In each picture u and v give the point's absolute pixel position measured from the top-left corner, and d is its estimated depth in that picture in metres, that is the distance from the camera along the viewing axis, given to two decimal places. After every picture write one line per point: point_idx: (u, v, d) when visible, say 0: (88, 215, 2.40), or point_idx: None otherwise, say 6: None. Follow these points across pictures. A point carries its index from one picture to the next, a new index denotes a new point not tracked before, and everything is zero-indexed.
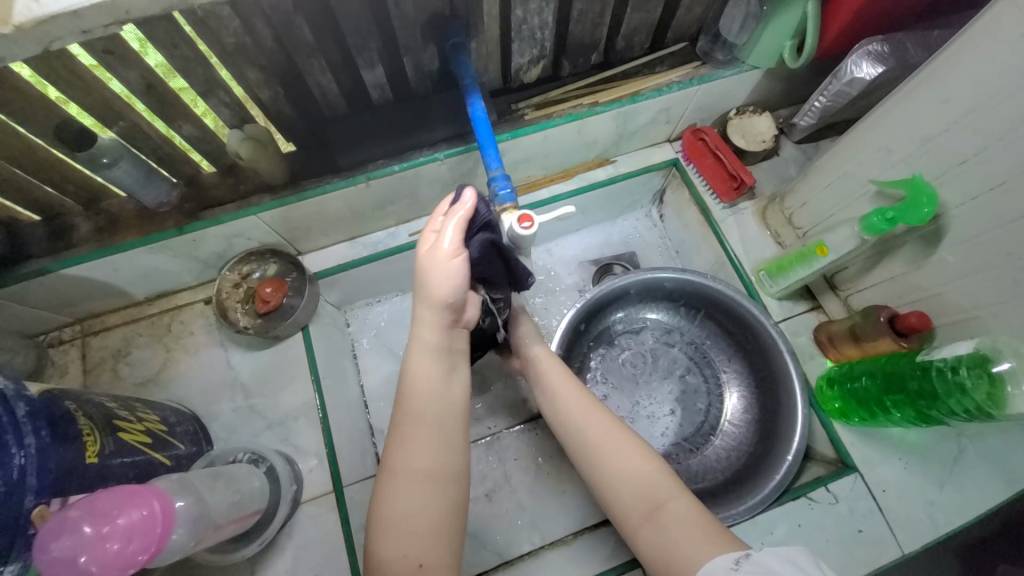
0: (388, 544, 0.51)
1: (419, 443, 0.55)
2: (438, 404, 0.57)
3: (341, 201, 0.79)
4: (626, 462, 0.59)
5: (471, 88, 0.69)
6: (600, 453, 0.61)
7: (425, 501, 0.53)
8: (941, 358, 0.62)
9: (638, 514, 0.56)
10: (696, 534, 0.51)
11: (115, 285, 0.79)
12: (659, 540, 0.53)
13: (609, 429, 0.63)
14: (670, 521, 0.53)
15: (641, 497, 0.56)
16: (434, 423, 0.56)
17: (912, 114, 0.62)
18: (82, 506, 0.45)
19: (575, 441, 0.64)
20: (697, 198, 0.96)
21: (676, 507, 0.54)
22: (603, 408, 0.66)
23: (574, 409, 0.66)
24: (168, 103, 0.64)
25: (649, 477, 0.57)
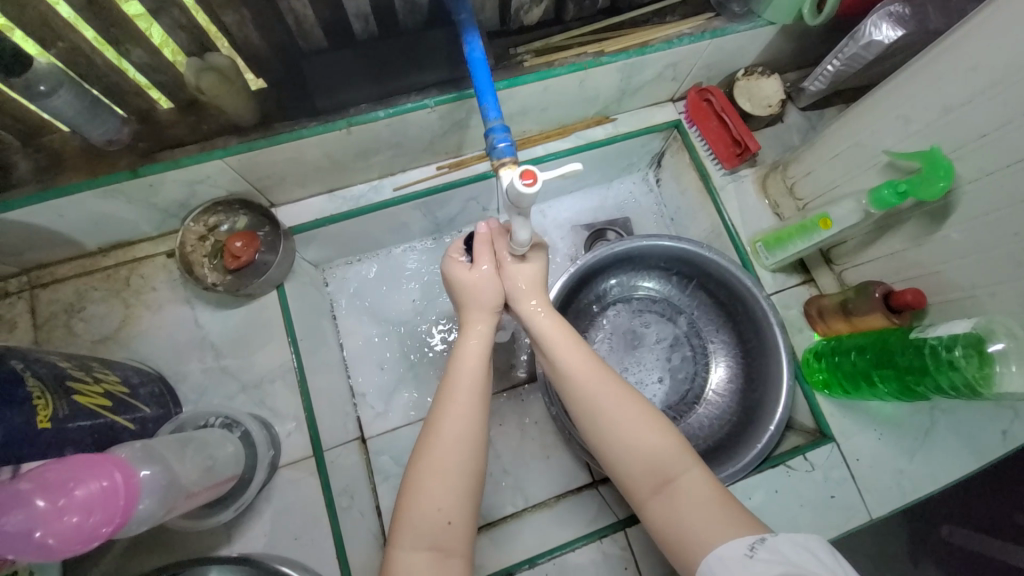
0: (420, 501, 0.53)
1: (461, 407, 0.58)
2: (478, 381, 0.61)
3: (319, 148, 0.72)
4: (641, 434, 0.58)
5: (468, 24, 0.62)
6: (612, 424, 0.59)
7: (462, 465, 0.55)
8: (935, 336, 0.62)
9: (648, 486, 0.56)
10: (709, 513, 0.52)
11: (63, 233, 0.71)
12: (669, 514, 0.53)
13: (623, 400, 0.60)
14: (683, 498, 0.54)
15: (652, 471, 0.56)
16: (475, 391, 0.60)
17: (937, 82, 0.59)
18: (33, 477, 0.41)
19: (585, 407, 0.61)
20: (698, 163, 0.92)
21: (688, 482, 0.55)
22: (618, 377, 0.62)
23: (585, 375, 0.62)
24: (114, 21, 0.55)
25: (664, 452, 0.56)
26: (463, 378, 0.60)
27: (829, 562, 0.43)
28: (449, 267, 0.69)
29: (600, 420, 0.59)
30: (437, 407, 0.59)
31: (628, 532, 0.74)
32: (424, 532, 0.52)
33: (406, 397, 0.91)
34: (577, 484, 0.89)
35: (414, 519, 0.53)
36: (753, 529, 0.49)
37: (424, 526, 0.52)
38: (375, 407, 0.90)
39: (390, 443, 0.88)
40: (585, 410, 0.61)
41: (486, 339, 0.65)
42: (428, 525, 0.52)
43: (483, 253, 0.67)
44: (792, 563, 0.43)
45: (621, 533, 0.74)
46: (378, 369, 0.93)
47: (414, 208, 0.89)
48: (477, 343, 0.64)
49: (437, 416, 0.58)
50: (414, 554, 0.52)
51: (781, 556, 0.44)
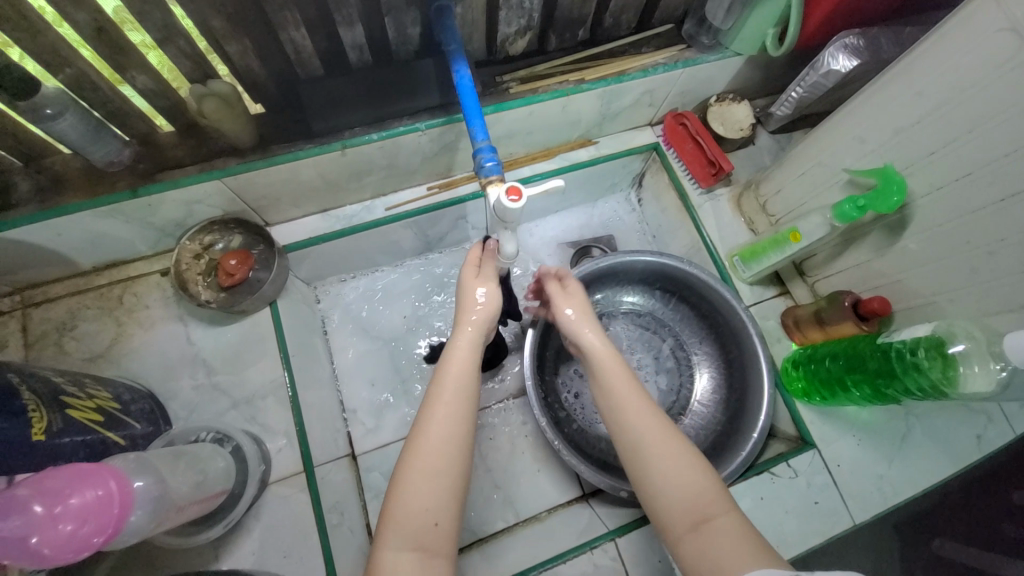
0: (405, 500, 0.52)
1: (448, 410, 0.56)
2: (467, 385, 0.59)
3: (314, 169, 0.75)
4: (681, 470, 0.55)
5: (456, 54, 0.66)
6: (655, 453, 0.57)
7: (448, 466, 0.54)
8: (900, 340, 0.66)
9: (683, 523, 0.53)
10: (746, 556, 0.48)
11: (59, 252, 0.72)
12: (701, 555, 0.50)
13: (661, 431, 0.58)
14: (718, 540, 0.50)
15: (688, 509, 0.53)
16: (464, 393, 0.58)
17: (886, 106, 0.64)
18: (31, 484, 0.42)
19: (625, 433, 0.59)
20: (676, 183, 0.97)
21: (725, 525, 0.51)
22: (660, 411, 0.60)
23: (629, 402, 0.60)
24: (123, 50, 0.58)
25: (699, 492, 0.54)
26: (451, 381, 0.58)
27: None
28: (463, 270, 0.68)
29: (637, 452, 0.58)
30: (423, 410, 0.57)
31: (618, 542, 0.74)
32: (411, 532, 0.50)
33: (397, 413, 0.92)
34: (568, 497, 0.90)
35: (399, 520, 0.51)
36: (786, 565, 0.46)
37: (410, 530, 0.51)
38: (367, 423, 0.91)
39: (380, 459, 0.88)
40: (623, 439, 0.59)
41: (474, 338, 0.62)
42: (415, 524, 0.51)
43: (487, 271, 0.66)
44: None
45: (612, 544, 0.74)
46: (369, 385, 0.94)
47: (406, 226, 0.92)
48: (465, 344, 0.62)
49: (423, 418, 0.56)
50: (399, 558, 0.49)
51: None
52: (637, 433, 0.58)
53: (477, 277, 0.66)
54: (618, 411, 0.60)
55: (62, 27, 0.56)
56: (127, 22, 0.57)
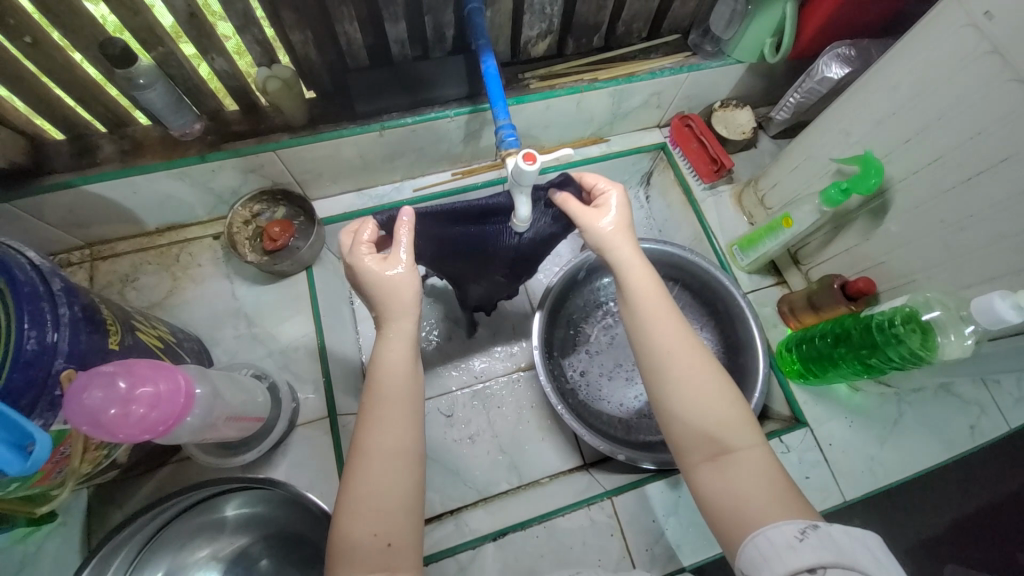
0: (354, 526, 0.54)
1: (388, 429, 0.58)
2: (405, 390, 0.60)
3: (355, 147, 0.85)
4: (713, 404, 0.60)
5: (484, 48, 0.75)
6: (685, 385, 0.61)
7: (391, 485, 0.56)
8: (880, 313, 0.71)
9: (704, 453, 0.59)
10: (767, 490, 0.55)
11: (131, 210, 0.83)
12: (721, 483, 0.57)
13: (696, 364, 0.62)
14: (738, 470, 0.57)
15: (712, 441, 0.59)
16: (401, 411, 0.59)
17: (866, 101, 0.71)
18: (116, 367, 0.49)
19: (658, 364, 0.63)
20: (681, 179, 1.05)
21: (747, 458, 0.58)
22: (695, 343, 0.64)
23: (666, 336, 0.63)
24: (206, 34, 0.69)
25: (725, 427, 0.59)
26: (386, 393, 0.59)
27: (884, 560, 0.46)
28: (356, 262, 0.64)
29: (672, 386, 0.61)
30: (360, 425, 0.58)
31: (614, 501, 0.79)
32: (361, 559, 0.52)
33: None
34: (570, 466, 0.94)
35: (350, 541, 0.53)
36: (802, 515, 0.52)
37: (362, 553, 0.53)
38: None
39: None
40: (658, 371, 0.63)
41: (406, 347, 0.62)
42: (368, 548, 0.53)
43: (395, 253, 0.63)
44: (846, 556, 0.46)
45: (608, 502, 0.79)
46: None
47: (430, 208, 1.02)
48: (395, 351, 0.61)
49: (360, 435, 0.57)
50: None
51: (835, 546, 0.46)
52: (672, 365, 0.62)
53: (388, 264, 0.63)
54: (655, 342, 0.63)
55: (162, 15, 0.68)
56: (214, 13, 0.69)
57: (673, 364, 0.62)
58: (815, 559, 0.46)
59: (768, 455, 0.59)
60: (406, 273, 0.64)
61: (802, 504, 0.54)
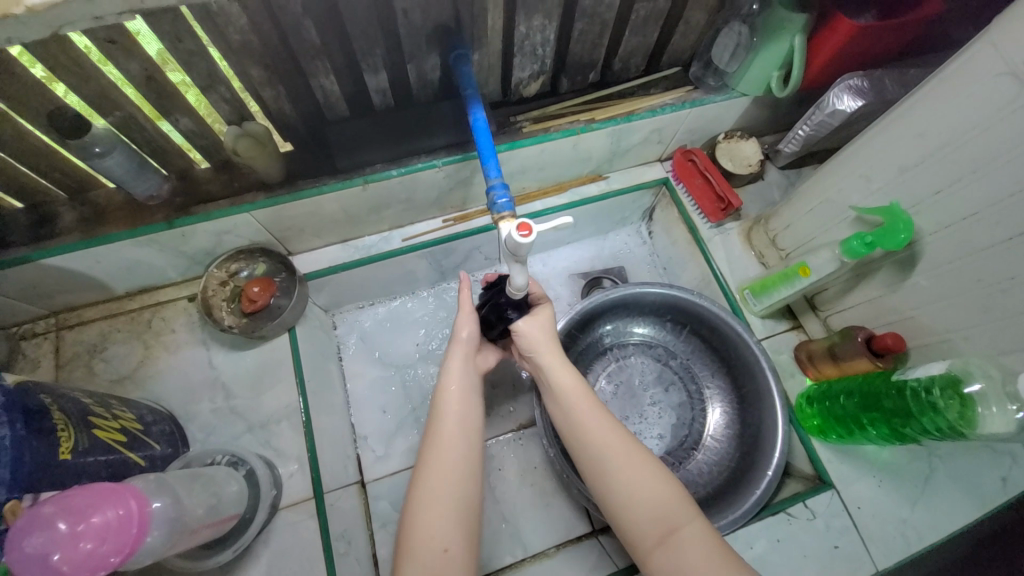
0: (417, 532, 0.57)
1: (451, 445, 0.62)
2: (464, 409, 0.65)
3: (336, 203, 0.79)
4: (645, 486, 0.60)
5: (472, 98, 0.70)
6: (620, 474, 0.61)
7: (456, 493, 0.59)
8: (914, 378, 0.65)
9: (654, 536, 0.58)
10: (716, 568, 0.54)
11: (98, 278, 0.77)
12: (674, 566, 0.56)
13: (626, 449, 0.63)
14: (684, 550, 0.56)
15: (657, 522, 0.58)
16: (464, 429, 0.63)
17: (891, 145, 0.66)
18: (56, 502, 0.43)
19: (595, 458, 0.63)
20: (686, 217, 0.99)
21: (690, 534, 0.57)
22: (623, 428, 0.65)
23: (597, 429, 0.64)
24: (167, 95, 0.63)
25: (665, 506, 0.59)
26: (447, 412, 0.64)
27: None
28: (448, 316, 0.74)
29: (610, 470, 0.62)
30: (425, 442, 0.63)
31: None
32: (423, 563, 0.55)
33: (407, 440, 0.93)
34: (577, 533, 0.88)
35: (414, 548, 0.56)
36: None
37: (425, 557, 0.55)
38: (376, 450, 0.92)
39: (390, 487, 0.89)
40: (596, 464, 0.63)
41: (465, 371, 0.68)
42: (427, 558, 0.55)
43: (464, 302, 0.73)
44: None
45: None
46: (381, 412, 0.95)
47: (421, 256, 0.96)
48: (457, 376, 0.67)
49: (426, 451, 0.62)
50: None
51: None
52: (605, 457, 0.63)
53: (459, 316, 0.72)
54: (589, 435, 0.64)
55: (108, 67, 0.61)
56: (168, 62, 0.62)
57: (606, 454, 0.63)
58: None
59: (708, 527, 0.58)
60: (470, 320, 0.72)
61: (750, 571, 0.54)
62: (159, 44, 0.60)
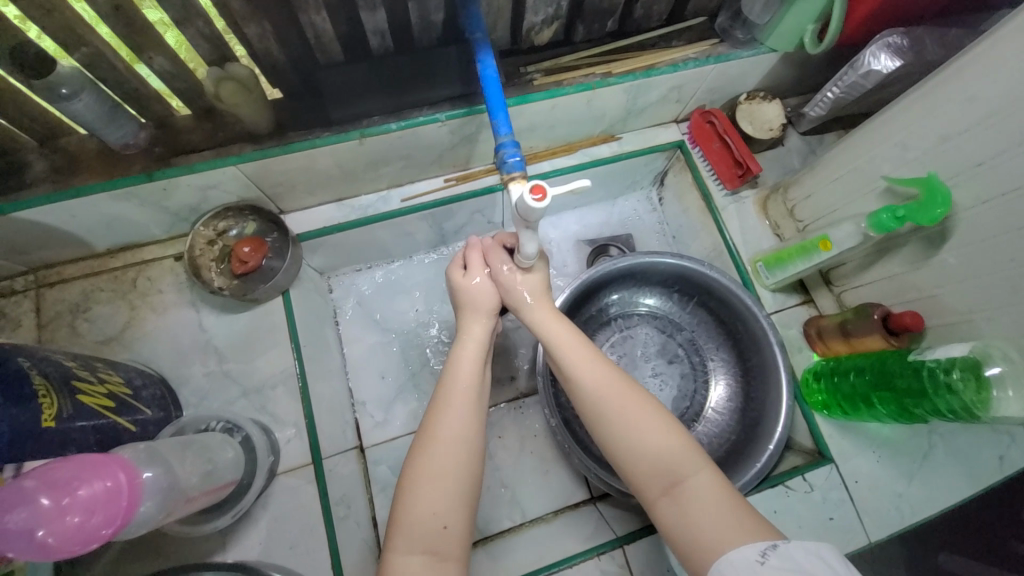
0: (415, 503, 0.54)
1: (457, 420, 0.58)
2: (473, 383, 0.61)
3: (331, 158, 0.73)
4: (649, 435, 0.57)
5: (482, 43, 0.63)
6: (624, 423, 0.58)
7: (456, 470, 0.55)
8: (933, 359, 0.63)
9: (658, 487, 0.55)
10: (726, 515, 0.50)
11: (76, 234, 0.72)
12: (678, 516, 0.52)
13: (630, 398, 0.59)
14: (692, 500, 0.52)
15: (664, 471, 0.55)
16: (470, 405, 0.60)
17: (934, 110, 0.61)
18: (38, 476, 0.41)
19: (594, 410, 0.60)
20: (701, 183, 0.94)
21: (698, 484, 0.53)
22: (628, 377, 0.62)
23: (598, 379, 0.61)
24: (138, 29, 0.56)
25: (670, 454, 0.55)
26: (458, 386, 0.61)
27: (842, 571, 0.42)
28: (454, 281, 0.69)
29: (615, 421, 0.58)
30: (430, 411, 0.60)
31: (625, 549, 0.73)
32: (418, 536, 0.52)
33: (406, 407, 0.91)
34: (575, 499, 0.88)
35: (407, 521, 0.53)
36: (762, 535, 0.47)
37: (419, 531, 0.52)
38: (375, 416, 0.90)
39: (388, 453, 0.88)
40: (596, 415, 0.60)
41: (480, 345, 0.65)
42: (424, 531, 0.52)
43: (475, 263, 0.69)
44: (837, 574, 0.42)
45: (619, 550, 0.73)
46: (379, 378, 0.93)
47: (421, 218, 0.91)
48: (472, 349, 0.64)
49: (431, 424, 0.58)
50: (408, 559, 0.51)
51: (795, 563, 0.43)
52: (605, 406, 0.59)
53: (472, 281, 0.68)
54: (589, 387, 0.61)
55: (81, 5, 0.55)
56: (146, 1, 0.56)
57: (607, 403, 0.59)
58: (772, 560, 0.44)
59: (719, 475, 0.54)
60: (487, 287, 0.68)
61: (769, 527, 0.49)
62: None
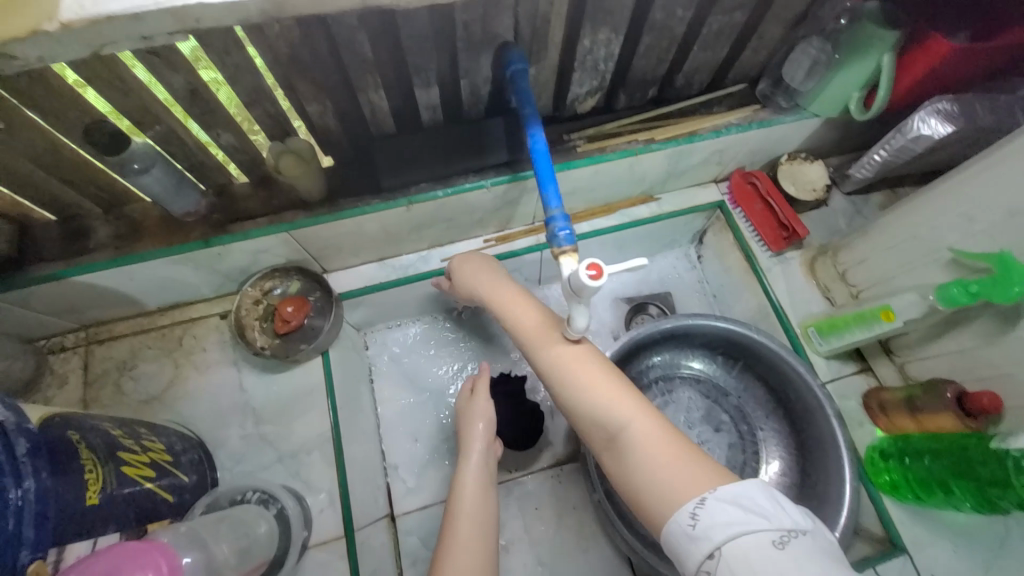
0: None
1: (466, 546, 0.61)
2: (479, 508, 0.65)
3: (378, 222, 0.75)
4: (590, 390, 0.56)
5: (531, 118, 0.63)
6: (568, 383, 0.57)
7: None
8: (1018, 448, 0.57)
9: (605, 443, 0.54)
10: (660, 466, 0.49)
11: (130, 294, 0.74)
12: (625, 473, 0.51)
13: (571, 356, 0.59)
14: (632, 453, 0.51)
15: (607, 428, 0.54)
16: (479, 530, 0.63)
17: (1003, 182, 0.59)
18: (80, 570, 0.39)
19: (545, 376, 0.60)
20: (743, 244, 0.92)
21: (637, 435, 0.52)
22: (569, 333, 0.61)
23: (546, 346, 0.61)
24: (209, 109, 0.60)
25: (609, 411, 0.54)
26: (463, 511, 0.65)
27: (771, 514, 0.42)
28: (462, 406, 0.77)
29: (558, 382, 0.58)
30: (442, 537, 0.63)
31: None
32: None
33: (440, 472, 0.88)
34: None
35: None
36: (698, 487, 0.46)
37: None
38: (407, 481, 0.87)
39: (421, 522, 0.84)
40: (547, 380, 0.60)
41: (482, 466, 0.70)
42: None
43: (480, 387, 0.78)
44: (770, 519, 0.42)
45: None
46: (413, 439, 0.90)
47: None
48: (474, 470, 0.69)
49: (442, 550, 0.61)
50: None
51: (732, 519, 0.42)
52: (550, 371, 0.59)
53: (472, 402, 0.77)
54: (539, 357, 0.61)
55: (138, 68, 0.54)
56: (200, 60, 0.55)
57: (551, 365, 0.59)
58: (715, 535, 0.42)
59: (648, 418, 0.53)
60: (485, 406, 0.76)
61: (714, 473, 0.47)
62: (193, 44, 0.53)
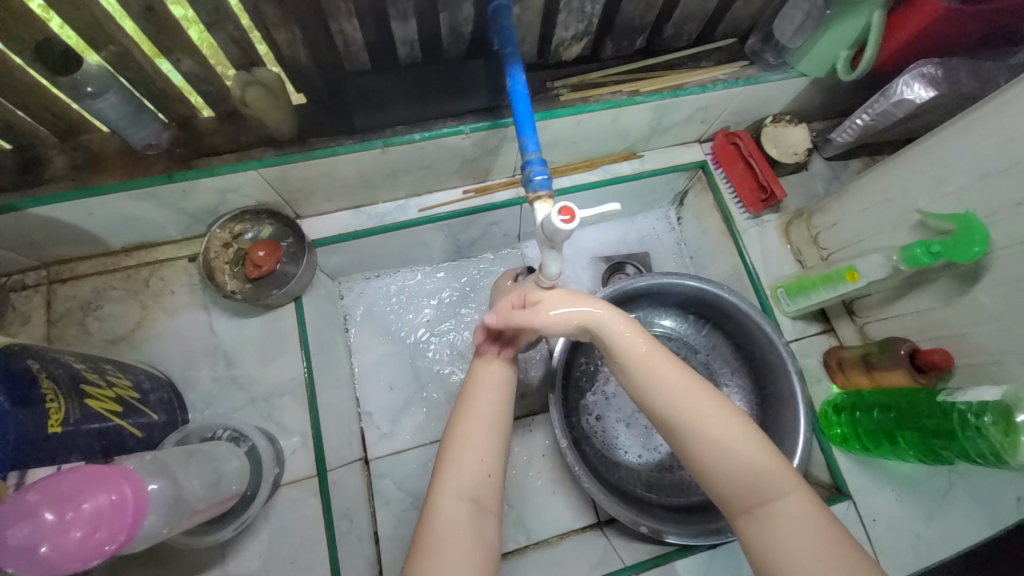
0: (461, 449, 0.57)
1: (495, 381, 0.63)
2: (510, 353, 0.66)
3: (352, 165, 0.72)
4: (733, 452, 0.53)
5: (512, 57, 0.61)
6: (703, 437, 0.54)
7: (494, 424, 0.59)
8: (964, 402, 0.61)
9: (741, 503, 0.52)
10: (817, 544, 0.48)
11: (91, 231, 0.71)
12: (765, 538, 0.50)
13: (709, 409, 0.56)
14: (779, 523, 0.50)
15: (748, 490, 0.52)
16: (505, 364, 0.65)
17: (975, 145, 0.60)
18: (42, 489, 0.39)
19: (671, 422, 0.56)
20: (722, 205, 0.92)
21: (786, 507, 0.51)
22: (702, 382, 0.58)
23: (673, 386, 0.57)
24: (167, 29, 0.56)
25: (754, 474, 0.52)
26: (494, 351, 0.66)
27: None
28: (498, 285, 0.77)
29: (690, 434, 0.55)
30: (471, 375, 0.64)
31: None
32: (466, 481, 0.55)
33: (413, 419, 0.90)
34: (581, 523, 0.86)
35: (455, 462, 0.56)
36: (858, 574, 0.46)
37: (465, 477, 0.56)
38: (381, 427, 0.89)
39: (394, 466, 0.87)
40: (671, 424, 0.56)
41: None
42: (470, 475, 0.56)
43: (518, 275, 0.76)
44: None
45: None
46: (387, 388, 0.91)
47: (438, 229, 0.90)
48: None
49: (471, 387, 0.62)
50: (455, 501, 0.54)
51: None
52: (681, 415, 0.56)
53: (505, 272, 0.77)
54: (662, 395, 0.57)
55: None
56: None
57: (681, 411, 0.56)
58: None
59: (809, 496, 0.52)
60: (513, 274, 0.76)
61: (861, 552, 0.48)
62: None
